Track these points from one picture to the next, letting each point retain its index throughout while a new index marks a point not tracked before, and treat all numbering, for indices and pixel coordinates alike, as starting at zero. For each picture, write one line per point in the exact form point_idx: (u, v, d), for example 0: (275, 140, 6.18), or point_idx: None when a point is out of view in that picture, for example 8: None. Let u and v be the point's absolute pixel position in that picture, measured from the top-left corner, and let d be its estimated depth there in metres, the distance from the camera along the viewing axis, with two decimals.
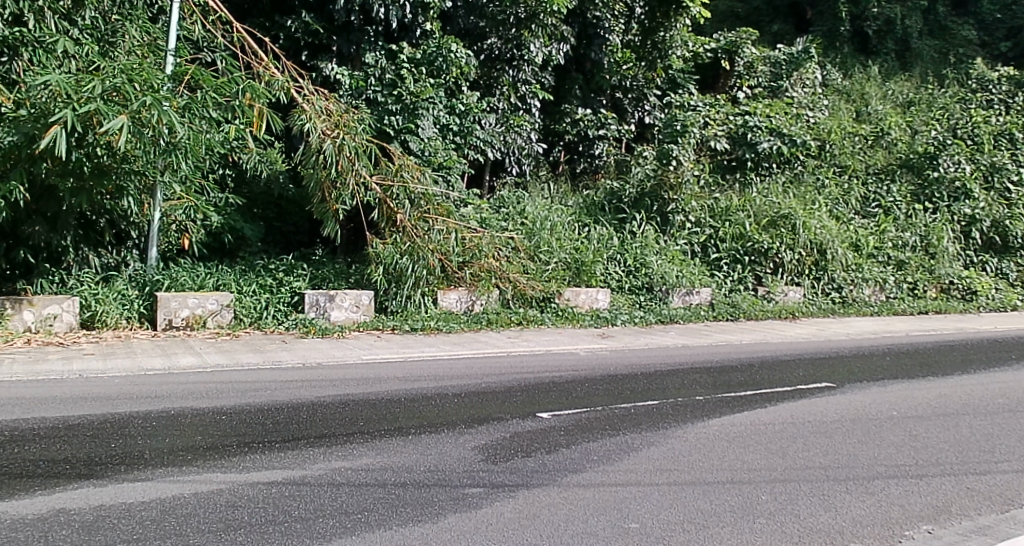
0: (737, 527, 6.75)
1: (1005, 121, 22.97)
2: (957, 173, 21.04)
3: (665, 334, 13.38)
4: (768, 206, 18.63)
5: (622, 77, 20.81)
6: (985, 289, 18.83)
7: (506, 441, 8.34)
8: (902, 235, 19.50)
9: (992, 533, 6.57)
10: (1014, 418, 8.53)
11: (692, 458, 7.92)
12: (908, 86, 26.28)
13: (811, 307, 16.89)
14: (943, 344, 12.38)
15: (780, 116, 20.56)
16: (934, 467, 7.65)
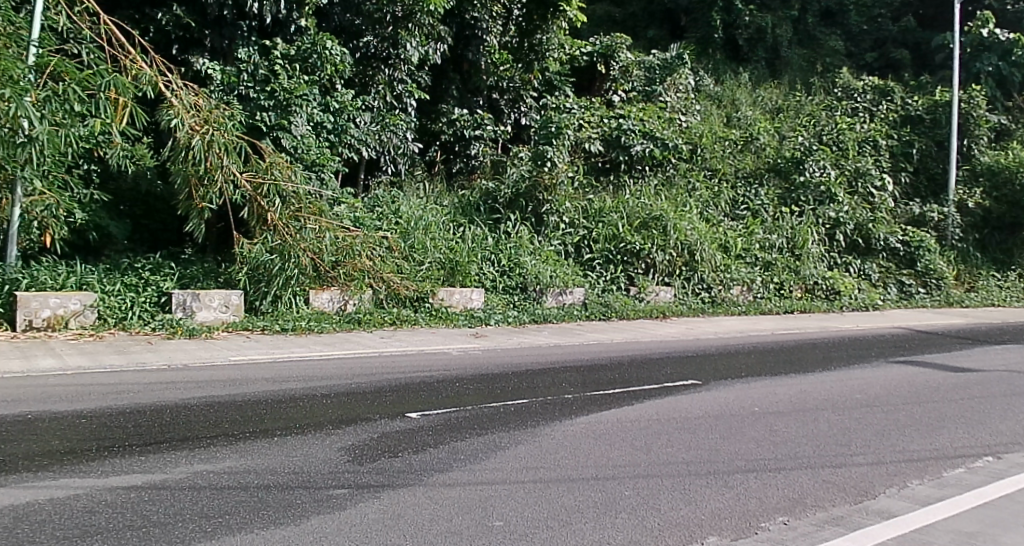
0: (600, 522, 6.76)
1: (868, 128, 24.44)
2: (822, 177, 22.00)
3: (537, 335, 13.29)
4: (640, 208, 19.07)
5: (500, 78, 21.01)
6: (847, 289, 19.53)
7: (372, 442, 8.25)
8: (769, 238, 20.20)
9: (844, 523, 6.73)
10: (869, 412, 8.81)
11: (558, 456, 7.96)
12: (777, 93, 27.34)
13: (681, 307, 17.29)
14: (806, 343, 12.78)
15: (653, 120, 21.36)
16: (793, 461, 7.83)
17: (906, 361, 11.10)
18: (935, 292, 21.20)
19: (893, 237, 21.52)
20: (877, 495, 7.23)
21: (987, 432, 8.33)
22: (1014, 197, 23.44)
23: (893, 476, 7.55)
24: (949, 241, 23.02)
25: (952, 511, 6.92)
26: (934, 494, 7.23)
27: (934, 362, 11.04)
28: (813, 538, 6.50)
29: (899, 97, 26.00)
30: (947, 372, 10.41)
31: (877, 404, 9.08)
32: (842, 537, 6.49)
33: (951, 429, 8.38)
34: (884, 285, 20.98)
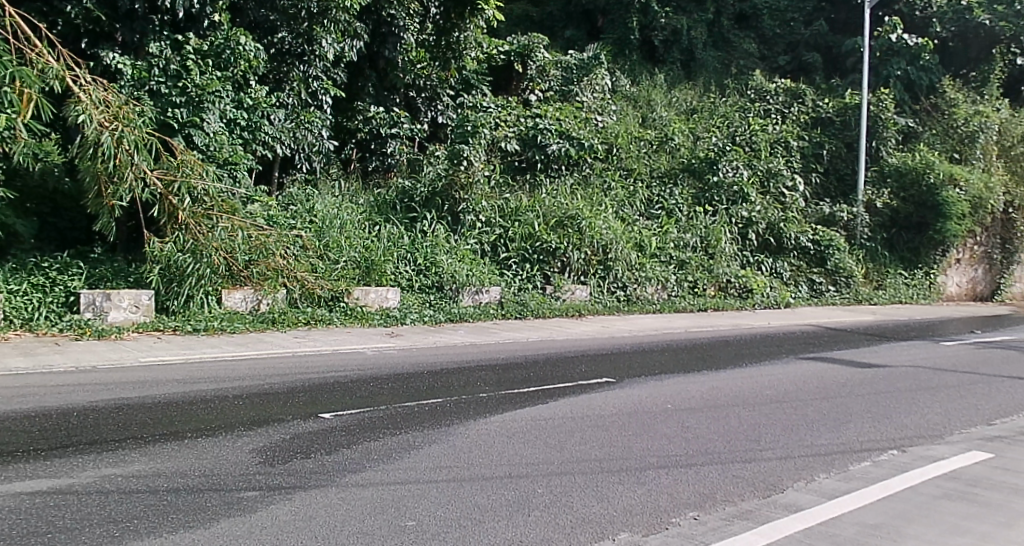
0: (512, 520, 6.75)
1: (781, 130, 25.05)
2: (735, 178, 22.35)
3: (453, 334, 13.27)
4: (557, 207, 19.04)
5: (417, 77, 20.90)
6: (759, 287, 20.27)
7: (285, 443, 8.15)
8: (683, 236, 20.50)
9: (753, 517, 6.84)
10: (778, 407, 8.98)
11: (472, 455, 7.97)
12: (691, 94, 27.31)
13: (597, 305, 17.53)
14: (718, 340, 13.03)
15: (569, 120, 21.45)
16: (703, 456, 7.93)
17: (815, 357, 11.38)
18: (844, 290, 22.43)
19: (803, 237, 22.13)
20: (785, 489, 7.37)
21: (891, 425, 8.56)
22: (919, 197, 24.22)
23: (801, 470, 7.69)
24: (858, 240, 23.81)
25: (857, 503, 7.08)
26: (840, 487, 7.39)
27: (840, 358, 11.37)
28: (723, 532, 6.60)
29: (810, 99, 26.57)
30: (853, 367, 10.71)
31: (787, 399, 9.26)
32: (751, 531, 6.60)
33: (857, 423, 8.59)
34: (796, 284, 21.92)
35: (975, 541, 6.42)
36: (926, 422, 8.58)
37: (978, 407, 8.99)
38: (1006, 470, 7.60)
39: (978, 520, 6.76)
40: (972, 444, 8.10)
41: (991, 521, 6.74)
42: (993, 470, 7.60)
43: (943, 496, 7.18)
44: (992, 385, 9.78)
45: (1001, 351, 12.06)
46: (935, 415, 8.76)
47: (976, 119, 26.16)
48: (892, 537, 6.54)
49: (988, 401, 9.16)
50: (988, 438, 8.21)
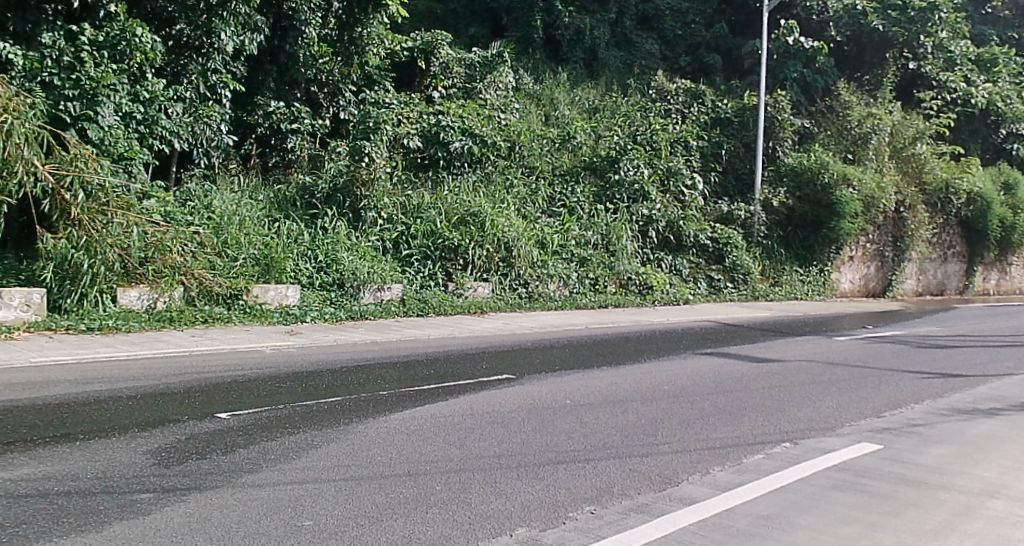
0: (410, 518, 6.71)
1: (681, 130, 25.20)
2: (636, 176, 22.59)
3: (353, 331, 13.16)
4: (458, 205, 19.08)
5: (319, 71, 20.89)
6: (659, 284, 20.75)
7: (180, 444, 7.98)
8: (585, 234, 20.83)
9: (649, 510, 6.95)
10: (675, 402, 9.15)
11: (371, 453, 7.92)
12: (594, 93, 27.48)
13: (499, 302, 17.60)
14: (620, 337, 13.24)
15: (472, 117, 21.64)
16: (601, 451, 8.00)
17: (713, 353, 11.63)
18: (742, 287, 22.97)
19: (702, 234, 22.79)
20: (680, 482, 7.48)
21: (784, 417, 8.77)
22: (815, 196, 24.85)
23: (696, 464, 7.80)
24: (755, 238, 24.44)
25: (750, 495, 7.23)
26: (735, 479, 7.53)
27: (738, 353, 11.66)
28: (618, 526, 6.68)
29: (710, 100, 27.01)
30: (750, 362, 10.98)
31: (684, 394, 9.44)
32: (646, 524, 6.70)
33: (752, 416, 8.78)
34: (695, 281, 22.54)
35: (861, 530, 6.63)
36: (818, 415, 8.80)
37: (868, 400, 9.28)
38: (893, 460, 7.83)
39: (866, 510, 6.98)
40: (862, 436, 8.32)
41: (878, 510, 6.96)
42: (881, 461, 7.83)
43: (832, 487, 7.37)
44: (881, 379, 10.11)
45: (889, 346, 12.50)
46: (827, 408, 9.01)
47: (868, 121, 26.80)
48: (783, 527, 6.71)
49: (877, 395, 9.46)
50: (877, 430, 8.46)
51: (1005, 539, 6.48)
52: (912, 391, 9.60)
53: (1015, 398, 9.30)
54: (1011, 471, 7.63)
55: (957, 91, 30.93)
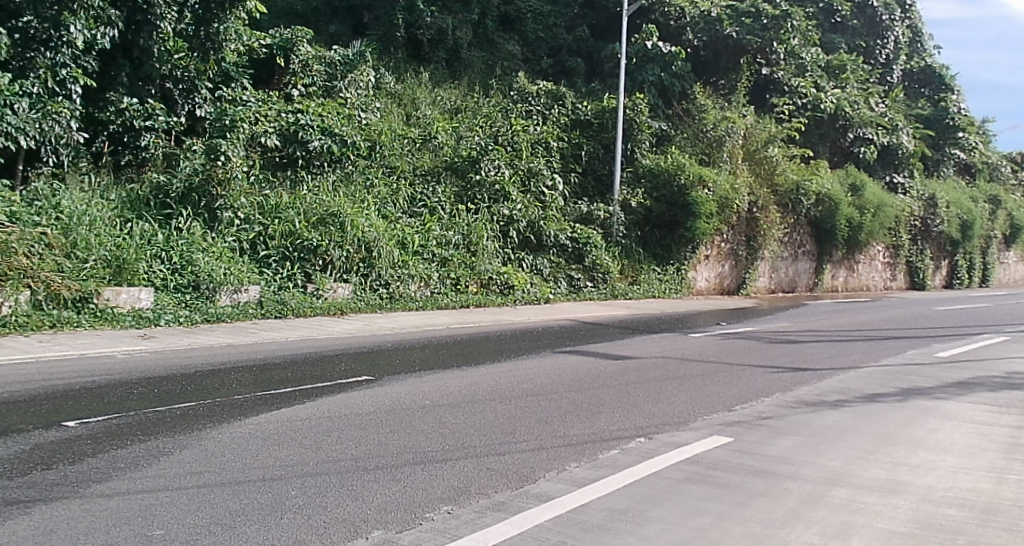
0: (264, 524, 6.57)
1: (542, 131, 25.55)
2: (497, 176, 22.95)
3: (206, 335, 12.89)
4: (317, 205, 18.93)
5: (174, 68, 20.51)
6: (519, 284, 21.27)
7: (24, 455, 7.60)
8: (446, 234, 20.85)
9: (505, 508, 7.01)
10: (533, 400, 9.26)
11: (224, 459, 7.75)
12: (455, 93, 27.54)
13: (359, 303, 17.51)
14: (481, 336, 13.38)
15: (331, 116, 21.53)
16: (459, 451, 8.02)
17: (572, 351, 11.84)
18: (601, 286, 23.64)
19: (562, 234, 23.18)
20: (537, 479, 7.55)
21: (639, 413, 8.96)
22: (671, 197, 25.64)
23: (552, 460, 7.87)
24: (614, 238, 24.88)
25: (604, 490, 7.36)
26: (590, 475, 7.63)
27: (597, 352, 11.87)
28: (475, 525, 6.72)
29: (570, 102, 27.07)
30: (609, 360, 11.19)
31: (543, 392, 9.57)
32: (502, 522, 6.75)
33: (607, 412, 8.94)
34: (555, 280, 22.97)
35: (711, 522, 6.85)
36: (673, 411, 9.01)
37: (721, 395, 9.57)
38: (744, 452, 8.04)
39: (716, 501, 7.20)
40: (713, 429, 8.54)
41: (728, 502, 7.19)
42: (732, 453, 8.02)
43: (685, 479, 7.55)
44: (734, 375, 10.46)
45: (743, 341, 12.97)
46: (681, 404, 9.25)
47: (722, 125, 27.74)
48: (636, 521, 6.88)
49: (730, 390, 9.77)
50: (729, 423, 8.71)
51: (845, 526, 6.79)
52: (763, 385, 9.96)
53: (857, 389, 9.76)
54: (853, 459, 7.96)
55: (807, 96, 32.81)
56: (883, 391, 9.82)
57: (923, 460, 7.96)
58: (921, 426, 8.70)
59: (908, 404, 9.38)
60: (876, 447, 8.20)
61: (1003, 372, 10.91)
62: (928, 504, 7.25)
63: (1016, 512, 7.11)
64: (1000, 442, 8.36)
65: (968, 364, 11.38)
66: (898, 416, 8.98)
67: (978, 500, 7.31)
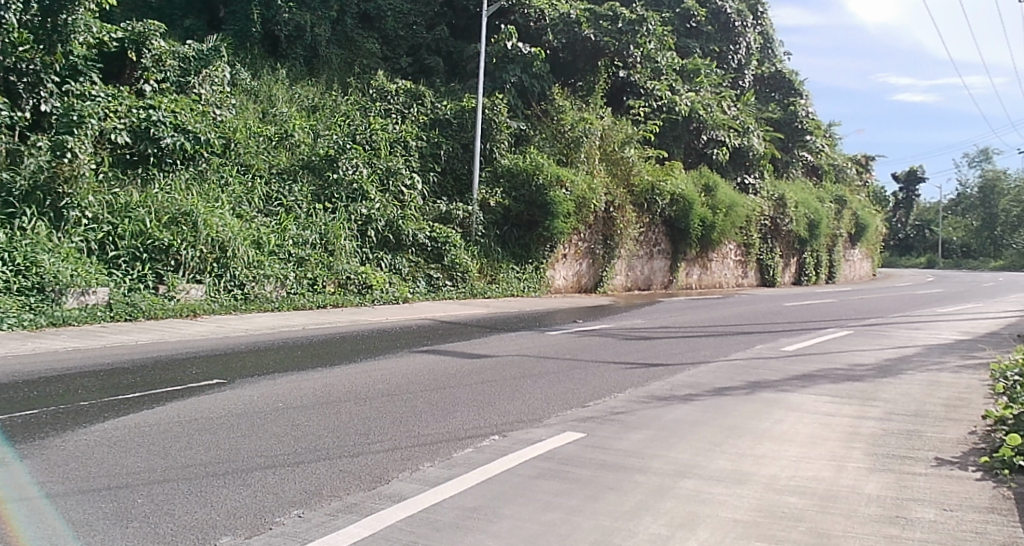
0: (108, 535, 6.32)
1: (400, 130, 25.55)
2: (354, 175, 22.94)
3: (53, 339, 12.44)
4: (167, 204, 18.60)
5: (18, 60, 19.02)
6: (378, 284, 21.09)
7: None
8: (302, 234, 20.82)
9: (357, 510, 6.93)
10: (388, 401, 9.20)
11: (67, 468, 7.41)
12: (313, 91, 27.13)
13: (212, 305, 17.27)
14: (338, 337, 13.29)
15: (184, 113, 21.11)
16: (311, 453, 7.90)
17: (430, 351, 11.84)
18: (460, 284, 23.66)
19: (420, 233, 23.17)
20: (389, 480, 7.49)
21: (494, 412, 8.99)
22: (530, 196, 26.02)
23: (405, 460, 7.82)
24: (473, 237, 25.04)
25: (457, 488, 7.36)
26: (443, 474, 7.61)
27: (454, 351, 11.89)
28: (325, 527, 6.63)
29: (429, 101, 27.23)
30: (466, 359, 11.22)
31: (399, 392, 9.52)
32: (353, 524, 6.68)
33: (463, 411, 8.94)
34: (414, 280, 22.82)
35: (562, 517, 6.93)
36: (527, 408, 9.09)
37: (576, 392, 9.71)
38: (596, 447, 8.16)
39: (567, 496, 7.29)
40: (567, 425, 8.64)
41: (579, 496, 7.29)
42: (583, 448, 8.13)
43: (537, 475, 7.60)
44: (590, 372, 10.64)
45: (601, 339, 13.24)
46: (536, 401, 9.34)
47: (580, 126, 28.35)
48: (489, 518, 6.91)
49: (585, 386, 9.92)
50: (582, 419, 8.83)
51: (690, 517, 6.98)
52: (618, 381, 10.15)
53: (708, 384, 10.05)
54: (702, 451, 8.16)
55: (663, 98, 33.63)
56: (732, 385, 10.14)
57: (768, 450, 8.23)
58: (767, 418, 9.01)
59: (756, 396, 9.71)
60: (724, 439, 8.44)
61: (844, 364, 11.44)
62: (772, 492, 7.51)
63: (853, 498, 7.43)
64: (840, 431, 8.73)
65: (811, 356, 11.88)
66: (745, 408, 9.27)
67: (819, 487, 7.61)
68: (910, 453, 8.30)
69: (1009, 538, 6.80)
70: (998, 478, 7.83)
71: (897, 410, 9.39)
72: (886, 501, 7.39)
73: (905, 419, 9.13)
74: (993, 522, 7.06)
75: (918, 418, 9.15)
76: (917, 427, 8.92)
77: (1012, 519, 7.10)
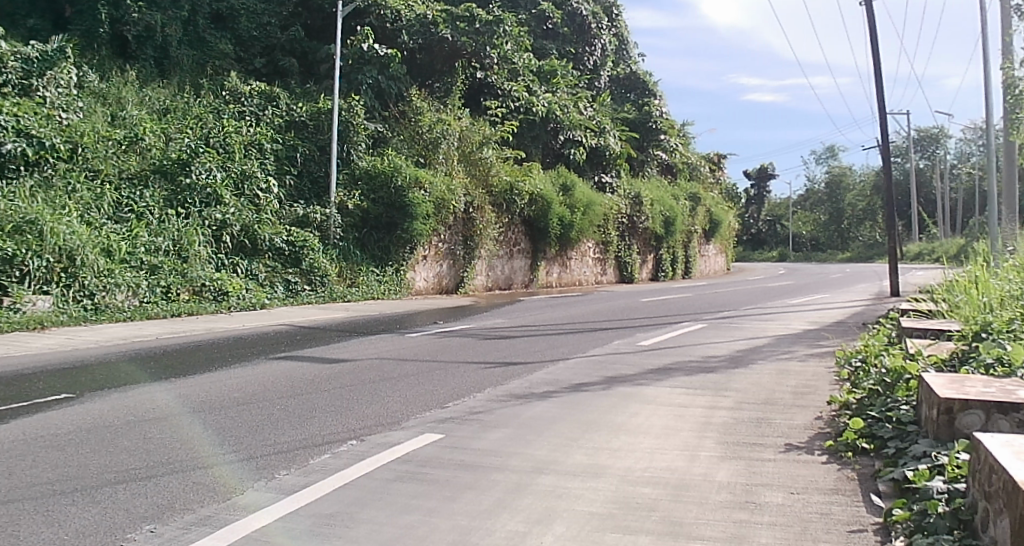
0: None
1: (255, 132, 25.29)
2: (207, 179, 22.55)
3: None
4: (11, 212, 17.69)
5: None
6: (234, 290, 20.90)
7: None
8: (155, 240, 20.48)
9: (211, 523, 6.72)
10: (243, 409, 9.10)
11: None
12: (164, 93, 26.14)
13: (61, 316, 16.79)
14: (192, 345, 13.04)
15: (28, 117, 20.23)
16: (164, 467, 7.70)
17: (287, 357, 11.74)
18: (318, 288, 23.80)
19: (277, 238, 23.26)
20: (244, 490, 7.33)
21: (352, 416, 8.96)
22: (387, 199, 26.26)
23: (260, 470, 7.71)
24: (332, 240, 25.10)
25: (315, 495, 7.27)
26: (299, 482, 7.52)
27: (313, 357, 11.81)
28: (178, 542, 6.39)
29: (284, 103, 26.90)
30: (325, 365, 11.16)
31: (255, 400, 9.42)
32: (207, 537, 6.47)
33: (320, 417, 8.89)
34: (271, 285, 22.84)
35: (419, 519, 6.92)
36: (385, 411, 9.11)
37: (435, 393, 9.80)
38: (453, 447, 8.22)
39: (425, 498, 7.28)
40: (426, 427, 8.67)
41: (437, 497, 7.30)
42: (442, 449, 8.17)
43: (394, 479, 7.59)
44: (450, 373, 10.76)
45: (461, 340, 13.40)
46: (394, 404, 9.37)
47: (437, 127, 28.71)
48: (346, 524, 6.82)
49: (445, 387, 10.03)
50: (442, 420, 8.89)
51: (547, 512, 7.07)
52: (475, 381, 10.29)
53: (565, 381, 10.27)
54: (559, 446, 8.31)
55: (521, 99, 35.02)
56: (590, 380, 10.40)
57: (624, 443, 8.45)
58: (623, 411, 9.25)
59: (612, 391, 9.97)
60: (580, 434, 8.61)
61: (697, 356, 11.87)
62: (627, 484, 7.69)
63: (705, 486, 7.67)
64: (692, 422, 9.03)
65: (665, 350, 12.30)
66: (600, 403, 9.51)
67: (672, 477, 7.83)
68: (759, 440, 8.63)
69: (852, 517, 7.12)
70: (842, 460, 8.21)
71: (747, 399, 9.78)
72: (736, 487, 7.65)
73: (754, 407, 9.52)
74: (837, 502, 7.38)
75: (767, 406, 9.55)
76: (766, 415, 9.31)
77: (855, 499, 7.44)
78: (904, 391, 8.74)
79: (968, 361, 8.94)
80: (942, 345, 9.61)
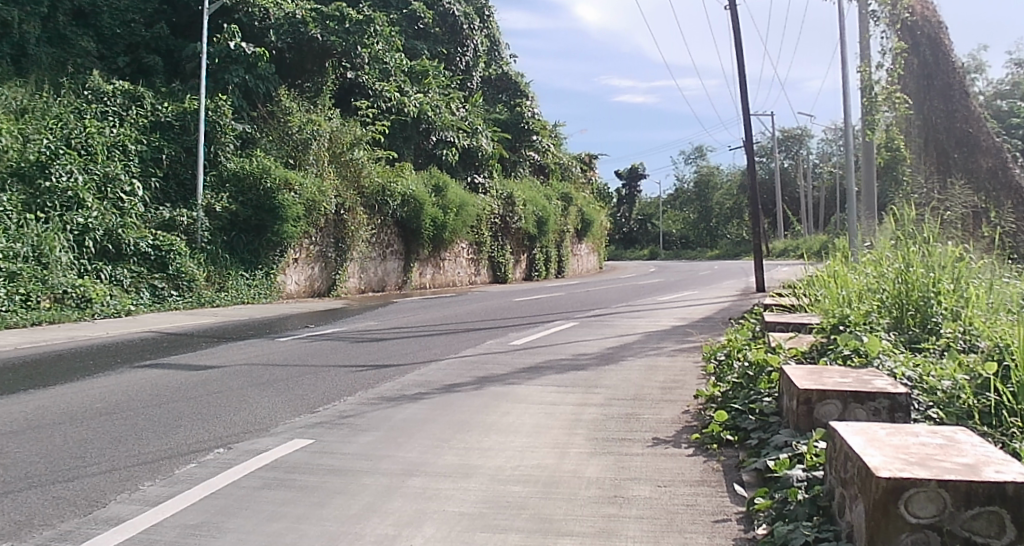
0: None
1: (119, 133, 24.46)
2: (68, 182, 21.73)
3: None
4: None
5: None
6: (98, 297, 20.56)
7: None
8: (13, 245, 19.64)
9: (71, 538, 6.49)
10: (105, 420, 8.90)
11: None
12: (21, 92, 24.33)
13: None
14: (51, 355, 12.66)
15: None
16: (21, 482, 7.44)
17: (153, 366, 11.50)
18: (185, 293, 23.61)
19: (142, 242, 22.75)
20: (107, 503, 7.13)
21: (220, 424, 8.87)
22: (256, 201, 26.08)
23: (124, 481, 7.54)
24: (199, 244, 24.71)
25: (180, 506, 7.11)
26: (164, 493, 7.35)
27: (179, 364, 11.60)
28: None
29: (149, 103, 26.05)
30: (191, 373, 11.00)
31: (118, 410, 9.22)
32: None
33: (186, 427, 8.76)
34: (136, 290, 22.44)
35: (288, 525, 6.85)
36: (253, 418, 9.05)
37: (305, 398, 9.80)
38: (323, 453, 8.21)
39: (294, 504, 7.22)
40: (296, 433, 8.64)
41: (307, 502, 7.25)
42: (311, 455, 8.14)
43: (262, 486, 7.52)
44: (322, 377, 10.76)
45: (334, 343, 13.41)
46: (262, 410, 9.31)
47: (308, 128, 28.52)
48: (212, 533, 6.69)
49: (315, 392, 10.03)
50: (312, 426, 8.87)
51: (418, 514, 7.09)
52: (347, 385, 10.32)
53: (438, 382, 10.38)
54: (430, 448, 8.38)
55: (392, 100, 35.05)
56: (463, 381, 10.52)
57: (494, 442, 8.57)
58: (495, 411, 9.39)
59: (485, 391, 10.11)
60: (452, 435, 8.71)
61: (568, 354, 12.13)
62: (497, 483, 7.77)
63: (572, 482, 7.83)
64: (561, 420, 9.23)
65: (537, 349, 12.56)
66: (473, 404, 9.64)
67: (542, 474, 7.95)
68: (626, 435, 8.87)
69: (716, 507, 7.35)
70: (708, 452, 8.47)
71: (616, 396, 10.07)
72: (604, 482, 7.83)
73: (622, 404, 9.78)
74: (702, 493, 7.61)
75: (634, 403, 9.83)
76: (634, 410, 9.56)
77: (719, 490, 7.68)
78: (766, 383, 9.11)
79: (826, 352, 9.46)
80: (803, 337, 10.16)
